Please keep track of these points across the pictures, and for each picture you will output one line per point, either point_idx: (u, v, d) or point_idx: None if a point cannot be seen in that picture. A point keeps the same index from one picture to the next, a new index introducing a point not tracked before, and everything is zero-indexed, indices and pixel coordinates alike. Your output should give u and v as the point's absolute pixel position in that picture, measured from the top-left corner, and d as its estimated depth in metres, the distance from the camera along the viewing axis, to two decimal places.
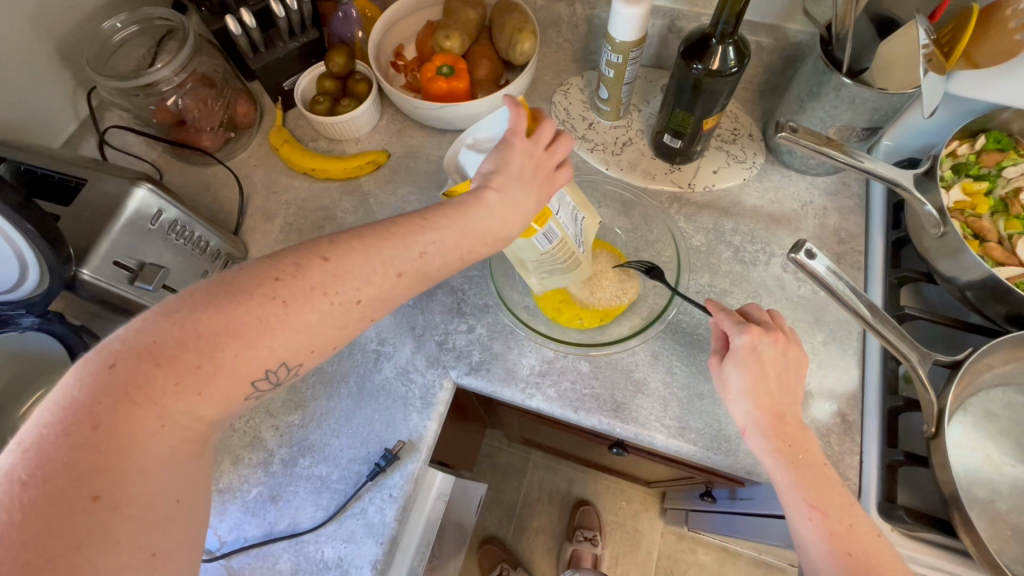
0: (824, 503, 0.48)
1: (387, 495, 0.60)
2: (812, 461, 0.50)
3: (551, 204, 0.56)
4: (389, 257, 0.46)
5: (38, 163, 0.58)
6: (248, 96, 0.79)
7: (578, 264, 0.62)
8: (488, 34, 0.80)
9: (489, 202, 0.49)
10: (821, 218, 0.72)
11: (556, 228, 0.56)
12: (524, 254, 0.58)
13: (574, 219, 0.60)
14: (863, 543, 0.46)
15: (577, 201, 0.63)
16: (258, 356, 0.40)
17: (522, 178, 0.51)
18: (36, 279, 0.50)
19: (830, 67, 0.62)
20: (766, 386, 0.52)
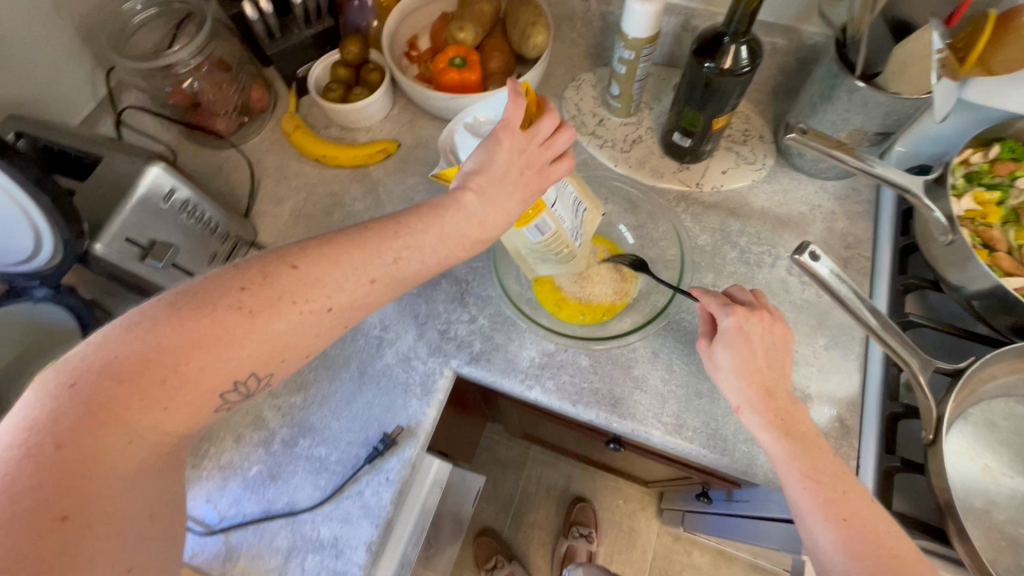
0: (818, 472, 0.48)
1: (384, 478, 0.61)
2: (805, 434, 0.50)
3: (547, 196, 0.55)
4: (362, 263, 0.46)
5: (57, 139, 0.59)
6: (263, 81, 0.80)
7: (572, 256, 0.62)
8: (502, 27, 0.79)
9: (467, 202, 0.50)
10: (829, 222, 0.72)
11: (550, 221, 0.56)
12: (518, 239, 0.59)
13: (572, 210, 0.60)
14: (857, 509, 0.46)
15: (577, 190, 0.62)
16: (225, 369, 0.42)
17: (514, 175, 0.51)
18: (50, 252, 0.51)
19: (843, 71, 0.62)
20: (755, 367, 0.53)
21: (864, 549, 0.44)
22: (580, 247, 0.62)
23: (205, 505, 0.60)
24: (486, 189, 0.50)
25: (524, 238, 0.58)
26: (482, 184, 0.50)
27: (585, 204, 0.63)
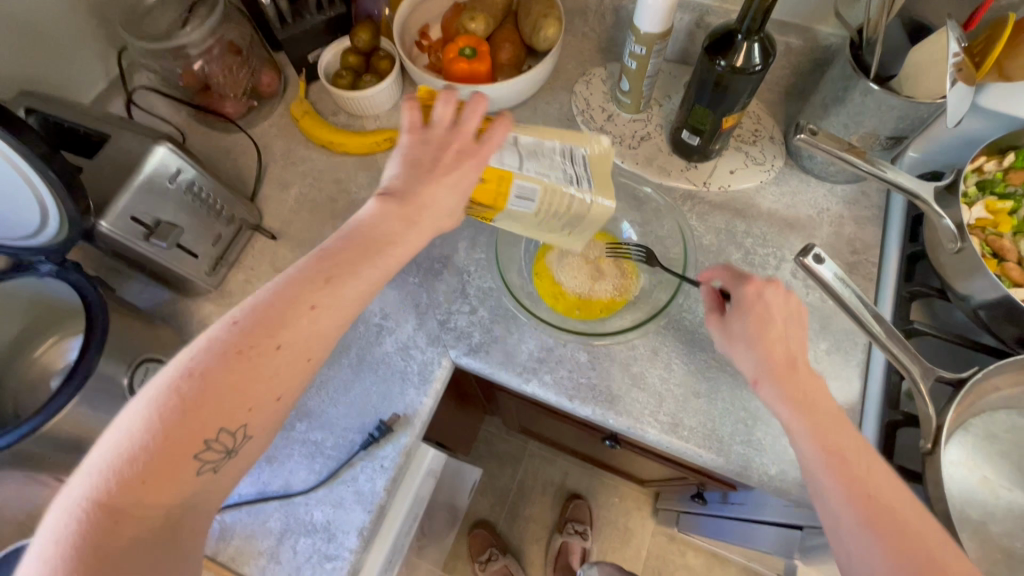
0: (839, 445, 0.47)
1: (378, 465, 0.61)
2: (825, 408, 0.49)
3: (505, 163, 0.54)
4: (299, 296, 0.44)
5: (66, 116, 0.59)
6: (274, 66, 0.80)
7: (588, 206, 0.59)
8: (514, 18, 0.79)
9: (388, 210, 0.48)
10: (837, 226, 0.71)
11: (529, 181, 0.55)
12: (519, 223, 0.60)
13: (552, 159, 0.57)
14: (881, 489, 0.45)
15: (551, 137, 0.59)
16: (189, 431, 0.40)
17: (437, 175, 0.50)
18: (57, 227, 0.51)
19: (857, 72, 0.61)
20: (770, 336, 0.52)
21: (890, 528, 0.43)
22: (591, 190, 0.59)
23: None
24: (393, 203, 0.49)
25: (521, 216, 0.58)
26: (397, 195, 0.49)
27: (574, 145, 0.60)
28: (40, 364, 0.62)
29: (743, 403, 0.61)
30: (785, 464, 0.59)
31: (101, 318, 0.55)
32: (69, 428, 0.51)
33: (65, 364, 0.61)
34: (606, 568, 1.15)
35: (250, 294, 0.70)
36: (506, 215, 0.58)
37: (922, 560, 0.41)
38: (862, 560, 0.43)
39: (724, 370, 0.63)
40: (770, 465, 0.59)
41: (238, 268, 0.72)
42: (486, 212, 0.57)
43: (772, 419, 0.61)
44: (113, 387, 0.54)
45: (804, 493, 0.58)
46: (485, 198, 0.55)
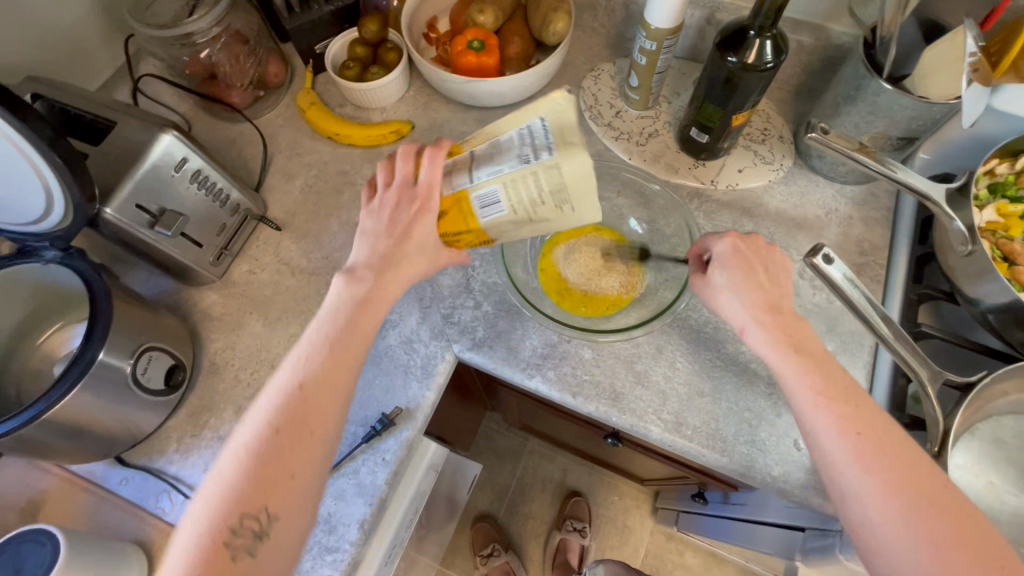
0: (829, 386, 0.48)
1: (380, 459, 0.61)
2: (812, 350, 0.51)
3: (459, 182, 0.52)
4: (286, 379, 0.46)
5: (72, 102, 0.59)
6: (281, 56, 0.80)
7: (560, 174, 0.49)
8: (523, 12, 0.78)
9: (354, 284, 0.50)
10: (845, 227, 0.71)
11: (489, 189, 0.51)
12: (515, 227, 0.54)
13: (507, 152, 0.50)
14: (871, 425, 0.46)
15: (504, 129, 0.52)
16: (215, 526, 0.41)
17: (409, 235, 0.53)
18: (61, 214, 0.51)
19: (871, 72, 0.60)
20: (752, 282, 0.53)
21: (881, 460, 0.45)
22: (555, 160, 0.48)
23: (202, 473, 0.61)
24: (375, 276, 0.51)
25: (509, 221, 0.53)
26: (378, 264, 0.51)
27: (529, 119, 0.50)
28: (42, 352, 0.62)
29: (747, 404, 0.61)
30: (789, 466, 0.58)
31: (105, 306, 0.54)
32: (72, 415, 0.51)
33: (68, 351, 0.61)
34: (611, 566, 1.15)
35: (253, 285, 0.70)
36: (494, 228, 0.54)
37: (912, 488, 0.43)
38: (856, 493, 0.45)
39: (728, 370, 0.63)
40: (773, 466, 0.58)
41: (242, 258, 0.72)
42: (478, 236, 0.56)
43: (776, 420, 0.60)
44: (116, 375, 0.54)
45: (807, 495, 0.58)
46: (463, 227, 0.54)
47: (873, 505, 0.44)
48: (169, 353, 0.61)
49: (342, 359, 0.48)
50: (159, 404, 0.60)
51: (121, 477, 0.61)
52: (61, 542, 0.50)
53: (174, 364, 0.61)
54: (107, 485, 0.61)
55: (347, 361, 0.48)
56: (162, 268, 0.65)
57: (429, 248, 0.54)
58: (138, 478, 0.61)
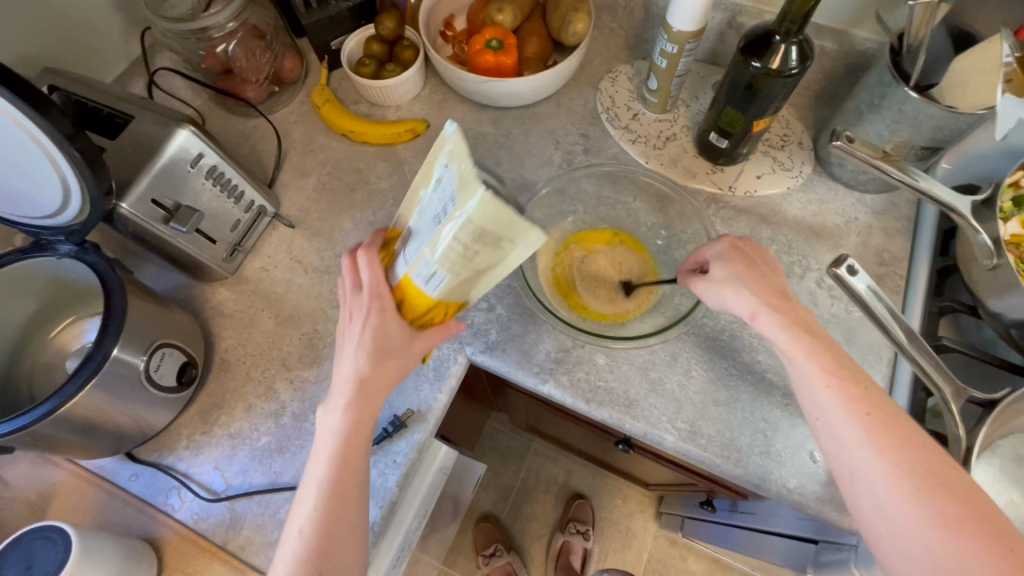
0: (839, 369, 0.50)
1: (391, 461, 0.60)
2: (819, 335, 0.52)
3: (401, 265, 0.48)
4: (289, 525, 0.48)
5: (89, 95, 0.59)
6: (296, 52, 0.79)
7: (467, 223, 0.38)
8: (541, 11, 0.77)
9: (334, 412, 0.49)
10: (865, 237, 0.70)
11: (421, 263, 0.44)
12: (469, 281, 0.45)
13: (424, 217, 0.44)
14: (878, 408, 0.48)
15: (423, 190, 0.46)
16: None
17: (370, 345, 0.49)
18: (77, 207, 0.50)
19: (897, 80, 0.59)
20: (756, 273, 0.54)
21: (889, 441, 0.46)
22: (455, 208, 0.39)
23: (212, 471, 0.61)
24: (357, 400, 0.49)
25: (457, 281, 0.44)
26: (352, 386, 0.49)
27: (439, 169, 0.43)
28: (56, 347, 0.62)
29: (762, 414, 0.61)
30: (804, 478, 0.58)
31: (120, 300, 0.54)
32: (84, 411, 0.51)
33: (82, 345, 0.61)
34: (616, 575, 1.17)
35: (265, 282, 0.70)
36: (450, 293, 0.47)
37: (920, 468, 0.45)
38: (866, 473, 0.46)
39: (744, 379, 0.62)
40: (788, 478, 0.58)
41: (255, 255, 0.71)
42: (448, 304, 0.49)
43: (792, 431, 0.60)
44: (130, 372, 0.54)
45: (822, 508, 0.57)
46: (424, 307, 0.48)
47: (882, 485, 0.45)
48: (181, 350, 0.60)
49: (342, 490, 0.48)
50: (171, 401, 0.60)
51: (131, 472, 0.61)
52: (73, 539, 0.50)
53: (186, 361, 0.61)
54: (117, 480, 0.61)
55: (348, 492, 0.48)
56: (175, 263, 0.65)
57: (395, 344, 0.50)
58: (148, 474, 0.61)
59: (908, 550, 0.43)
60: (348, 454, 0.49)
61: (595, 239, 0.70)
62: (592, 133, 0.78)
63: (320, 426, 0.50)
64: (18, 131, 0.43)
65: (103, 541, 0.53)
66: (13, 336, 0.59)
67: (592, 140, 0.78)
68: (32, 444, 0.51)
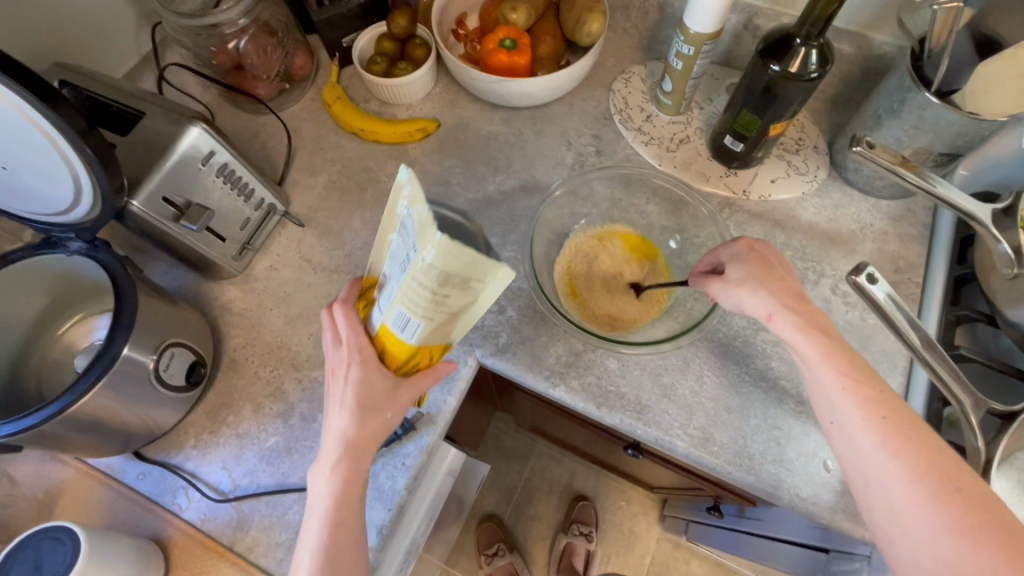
0: (854, 372, 0.49)
1: (400, 463, 0.60)
2: (835, 337, 0.51)
3: (376, 314, 0.46)
4: None
5: (102, 91, 0.58)
6: (307, 49, 0.79)
7: (433, 268, 0.37)
8: (555, 11, 0.77)
9: (324, 477, 0.48)
10: (880, 243, 0.69)
11: (395, 314, 0.43)
12: (447, 325, 0.44)
13: (392, 265, 0.43)
14: (894, 411, 0.47)
15: (389, 236, 0.44)
16: None
17: (354, 404, 0.48)
18: (88, 205, 0.50)
19: (918, 85, 0.58)
20: (775, 275, 0.53)
21: (903, 445, 0.45)
22: (417, 254, 0.38)
23: (220, 471, 0.60)
24: (345, 461, 0.48)
25: (434, 326, 0.43)
26: (340, 447, 0.48)
27: (400, 215, 0.41)
28: (64, 345, 0.61)
29: (776, 422, 0.60)
30: (818, 487, 0.57)
31: (129, 297, 0.54)
32: (94, 410, 0.51)
33: (91, 342, 0.61)
34: None
35: (274, 281, 0.69)
36: (430, 339, 0.45)
37: (936, 474, 0.44)
38: (880, 478, 0.45)
39: (758, 386, 0.62)
40: (802, 486, 0.57)
41: (264, 254, 0.71)
42: (430, 349, 0.48)
43: (806, 439, 0.59)
44: (140, 371, 0.54)
45: (836, 518, 0.56)
46: (405, 355, 0.47)
47: (895, 489, 0.44)
48: (190, 349, 0.60)
49: (339, 554, 0.48)
50: (180, 400, 0.59)
51: (138, 472, 0.60)
52: (82, 540, 0.50)
53: (195, 360, 0.60)
54: (123, 479, 0.60)
55: (345, 553, 0.48)
56: (184, 261, 0.64)
57: (381, 400, 0.49)
58: (155, 473, 0.60)
59: (919, 557, 0.42)
60: (342, 513, 0.49)
61: (610, 239, 0.70)
62: (605, 134, 0.77)
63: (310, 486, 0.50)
64: (31, 127, 0.43)
65: (111, 541, 0.52)
66: (21, 333, 0.59)
67: (605, 141, 0.77)
68: (39, 444, 0.51)
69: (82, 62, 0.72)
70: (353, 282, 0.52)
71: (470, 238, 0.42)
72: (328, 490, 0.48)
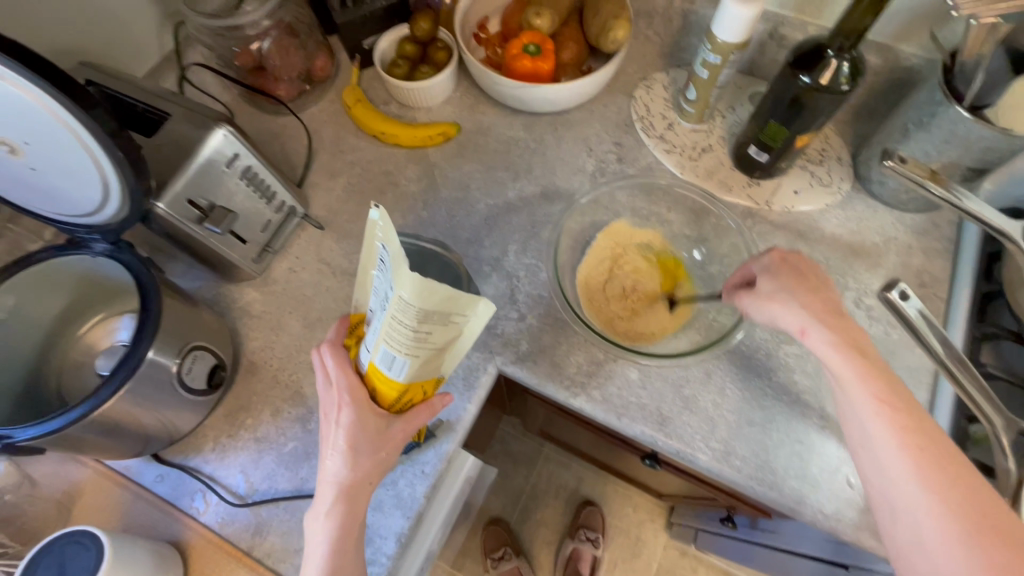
0: (889, 396, 0.48)
1: (419, 471, 0.60)
2: (872, 357, 0.50)
3: (364, 352, 0.49)
4: None
5: (128, 92, 0.58)
6: (328, 51, 0.78)
7: (411, 306, 0.42)
8: (578, 17, 0.76)
9: (319, 520, 0.50)
10: (905, 257, 0.68)
11: (382, 352, 0.46)
12: (432, 361, 0.48)
13: (375, 304, 0.47)
14: (931, 441, 0.46)
15: (371, 272, 0.48)
16: None
17: (347, 446, 0.51)
18: (116, 207, 0.49)
19: (948, 97, 0.58)
20: (807, 290, 0.53)
21: (937, 475, 0.44)
22: (394, 293, 0.42)
23: (238, 474, 0.60)
24: (341, 504, 0.50)
25: (420, 363, 0.47)
26: (334, 491, 0.50)
27: (378, 256, 0.46)
28: (86, 345, 0.61)
29: (799, 437, 0.59)
30: (841, 504, 0.57)
31: (154, 297, 0.53)
32: (118, 413, 0.51)
33: (114, 343, 0.60)
34: None
35: (293, 284, 0.69)
36: (418, 376, 0.49)
37: (969, 509, 0.43)
38: (909, 508, 0.45)
39: (781, 400, 0.61)
40: (825, 502, 0.57)
41: (283, 256, 0.70)
42: (422, 384, 0.51)
43: (830, 454, 0.59)
44: (163, 375, 0.53)
45: (859, 536, 0.56)
46: (396, 393, 0.50)
47: (925, 521, 0.44)
48: (212, 352, 0.59)
49: None
50: (199, 403, 0.59)
51: (156, 474, 0.60)
52: (105, 544, 0.50)
53: (216, 363, 0.60)
54: (142, 481, 0.60)
55: None
56: (205, 262, 0.64)
57: (373, 441, 0.51)
58: (174, 475, 0.60)
59: None
60: (337, 560, 0.50)
61: (636, 245, 0.70)
62: (626, 141, 0.77)
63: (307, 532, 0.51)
64: (62, 130, 0.43)
65: (131, 545, 0.52)
66: (43, 333, 0.59)
67: (626, 149, 0.76)
68: (62, 446, 0.51)
69: (103, 60, 0.71)
70: (340, 321, 0.56)
71: (449, 265, 0.62)
72: (325, 534, 0.50)
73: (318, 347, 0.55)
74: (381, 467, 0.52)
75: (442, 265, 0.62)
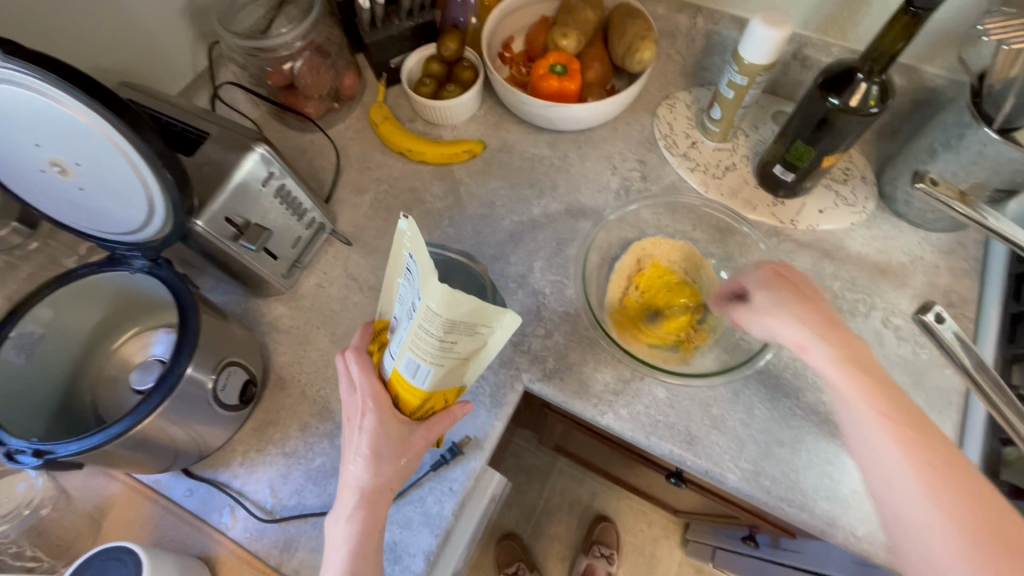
0: (890, 408, 0.46)
1: (448, 488, 0.60)
2: (874, 372, 0.48)
3: (390, 356, 0.50)
4: None
5: (169, 112, 0.60)
6: (355, 69, 0.79)
7: (438, 316, 0.42)
8: (603, 37, 0.78)
9: (337, 526, 0.50)
10: (932, 276, 0.68)
11: (406, 360, 0.47)
12: (455, 368, 0.48)
13: (401, 312, 0.47)
14: (937, 454, 0.44)
15: (397, 280, 0.48)
16: None
17: (369, 452, 0.50)
18: (159, 225, 0.50)
19: (977, 120, 0.58)
20: (803, 302, 0.52)
21: (944, 491, 0.43)
22: (421, 302, 0.42)
23: (266, 489, 0.60)
24: (364, 509, 0.50)
25: (441, 372, 0.47)
26: (355, 496, 0.50)
27: (405, 263, 0.45)
28: (119, 358, 0.63)
29: (830, 457, 0.59)
30: (875, 526, 0.56)
31: (193, 315, 0.54)
32: (155, 429, 0.51)
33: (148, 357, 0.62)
34: None
35: (321, 299, 0.70)
36: (441, 384, 0.49)
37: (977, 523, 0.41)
38: (916, 525, 0.43)
39: (810, 420, 0.61)
40: (858, 525, 0.56)
41: (311, 271, 0.71)
42: (444, 392, 0.51)
43: None
44: (200, 391, 0.54)
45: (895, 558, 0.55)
46: (418, 400, 0.50)
47: (933, 540, 0.42)
48: (244, 367, 0.60)
49: None
50: (230, 419, 0.60)
51: (186, 488, 0.61)
52: (142, 560, 0.51)
53: (248, 378, 0.61)
54: (170, 494, 0.61)
55: None
56: (237, 278, 0.65)
57: (395, 447, 0.51)
58: (203, 490, 0.61)
59: None
60: (359, 567, 0.49)
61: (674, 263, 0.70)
62: (650, 159, 0.77)
63: (327, 536, 0.51)
64: (116, 153, 0.44)
65: (170, 558, 0.53)
66: (78, 350, 0.60)
67: (650, 166, 0.77)
68: (99, 461, 0.51)
69: (139, 79, 0.73)
70: (364, 328, 0.56)
71: (477, 277, 0.61)
72: (346, 540, 0.49)
73: (342, 349, 0.55)
74: (402, 473, 0.52)
75: (466, 274, 0.62)
